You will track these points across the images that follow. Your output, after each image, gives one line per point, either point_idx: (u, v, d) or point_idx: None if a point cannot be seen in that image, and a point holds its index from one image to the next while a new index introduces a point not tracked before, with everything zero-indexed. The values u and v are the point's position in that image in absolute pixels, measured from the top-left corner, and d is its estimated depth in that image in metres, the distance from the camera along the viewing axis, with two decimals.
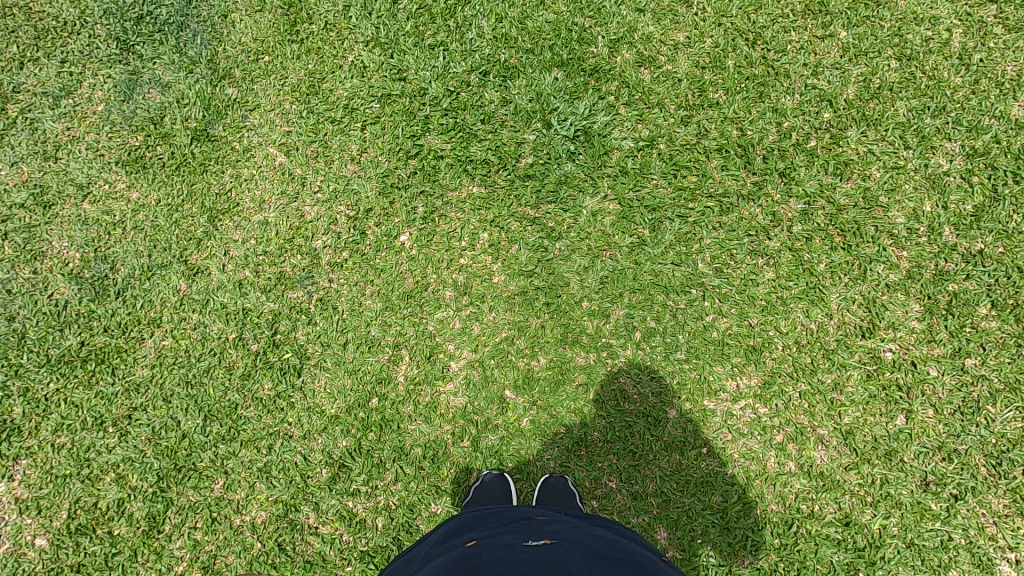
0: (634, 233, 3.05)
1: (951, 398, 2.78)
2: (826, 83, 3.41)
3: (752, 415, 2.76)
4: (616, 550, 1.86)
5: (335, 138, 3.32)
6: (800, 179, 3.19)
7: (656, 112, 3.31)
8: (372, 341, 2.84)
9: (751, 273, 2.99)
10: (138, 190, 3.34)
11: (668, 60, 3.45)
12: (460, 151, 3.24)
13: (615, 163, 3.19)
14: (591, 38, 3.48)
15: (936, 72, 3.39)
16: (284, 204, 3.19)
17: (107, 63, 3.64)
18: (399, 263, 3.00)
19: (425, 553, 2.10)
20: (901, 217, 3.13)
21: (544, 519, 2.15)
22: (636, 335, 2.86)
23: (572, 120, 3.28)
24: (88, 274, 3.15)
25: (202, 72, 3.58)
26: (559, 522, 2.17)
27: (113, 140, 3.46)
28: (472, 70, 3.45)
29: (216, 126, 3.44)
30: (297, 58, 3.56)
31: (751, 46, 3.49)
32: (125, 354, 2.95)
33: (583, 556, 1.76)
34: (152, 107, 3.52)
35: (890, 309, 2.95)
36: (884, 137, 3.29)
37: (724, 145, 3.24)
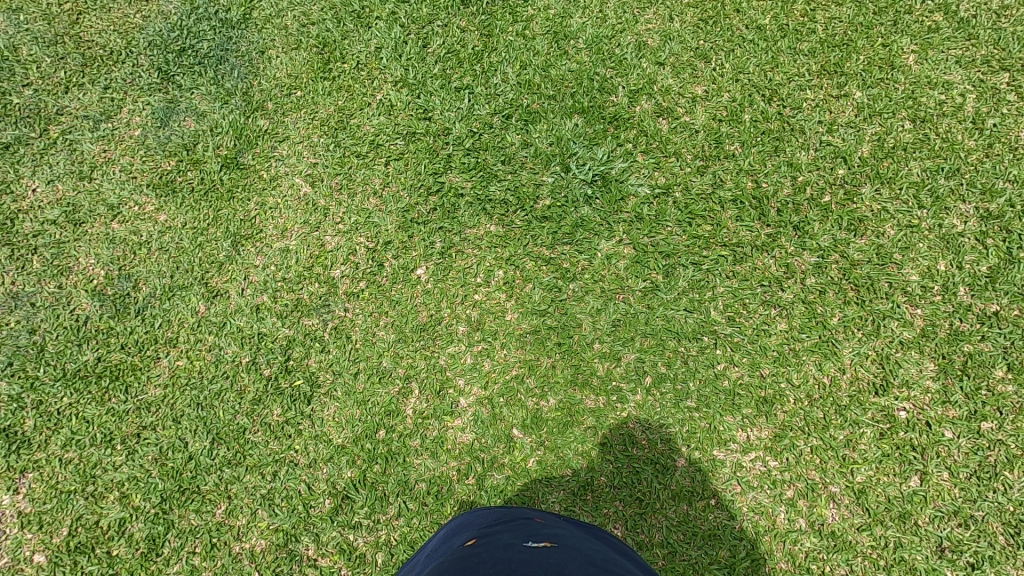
0: (648, 277, 3.08)
1: (967, 461, 2.73)
2: (840, 140, 3.48)
3: (762, 468, 2.72)
4: (609, 560, 1.95)
5: (360, 171, 3.43)
6: (814, 232, 3.23)
7: (672, 161, 3.40)
8: (383, 372, 2.86)
9: (763, 323, 3.00)
10: (166, 213, 3.45)
11: (686, 111, 3.55)
12: (480, 190, 3.32)
13: (631, 208, 3.25)
14: (612, 88, 3.61)
15: (950, 135, 3.46)
16: (306, 233, 3.27)
17: (147, 91, 3.82)
18: (414, 296, 3.04)
19: (424, 560, 2.18)
20: (915, 275, 3.14)
21: (542, 524, 2.23)
22: (646, 380, 2.85)
23: (591, 164, 3.36)
24: (110, 291, 3.23)
25: (236, 104, 3.74)
26: (558, 529, 2.20)
27: (147, 164, 3.60)
28: (495, 113, 3.57)
29: (246, 155, 3.57)
30: (328, 94, 3.72)
31: (767, 101, 3.59)
32: (140, 372, 2.99)
33: (579, 559, 1.85)
34: (187, 135, 3.67)
35: (904, 366, 2.93)
36: (897, 196, 3.34)
37: (739, 196, 3.30)
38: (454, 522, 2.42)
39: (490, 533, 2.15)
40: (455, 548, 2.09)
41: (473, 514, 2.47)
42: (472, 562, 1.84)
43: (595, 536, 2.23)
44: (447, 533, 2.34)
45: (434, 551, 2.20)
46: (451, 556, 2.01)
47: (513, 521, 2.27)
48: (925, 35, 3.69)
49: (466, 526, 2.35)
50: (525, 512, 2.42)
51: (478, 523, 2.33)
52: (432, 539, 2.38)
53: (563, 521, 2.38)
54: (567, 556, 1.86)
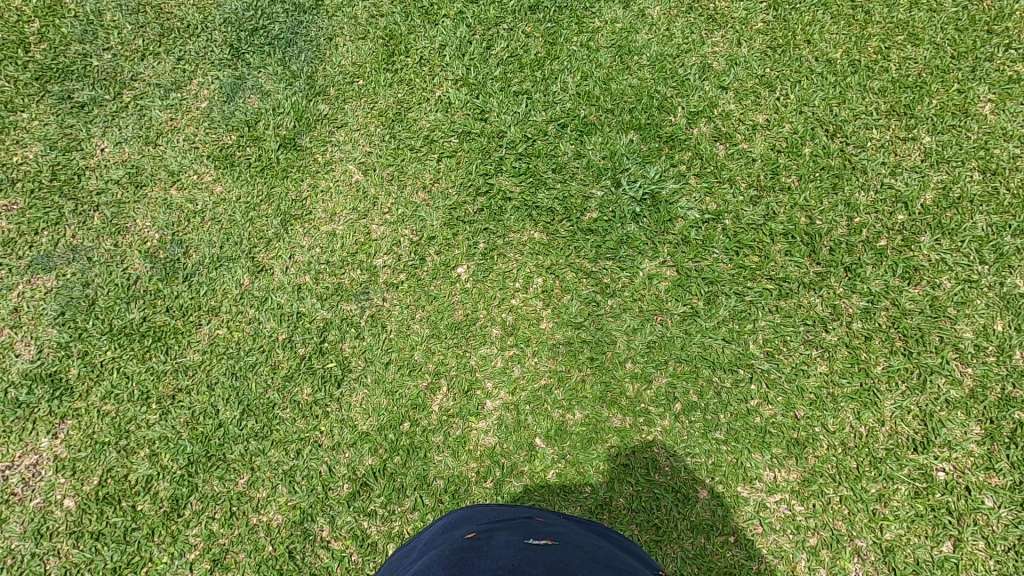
0: (688, 302, 3.03)
1: (1006, 533, 2.60)
2: (903, 184, 3.38)
3: (787, 511, 2.64)
4: (609, 561, 1.92)
5: (412, 165, 3.47)
6: (866, 276, 3.13)
7: (725, 187, 3.34)
8: (413, 365, 2.89)
9: (803, 363, 2.92)
10: (223, 185, 3.55)
11: (744, 138, 3.49)
12: (528, 196, 3.33)
13: (678, 230, 3.21)
14: (671, 108, 3.57)
15: (1021, 191, 3.32)
16: (354, 219, 3.32)
17: (217, 66, 3.95)
18: (452, 293, 3.06)
19: (424, 546, 2.20)
20: (969, 332, 3.03)
21: (543, 524, 2.20)
22: (676, 406, 2.81)
23: (642, 182, 3.32)
24: (162, 254, 3.34)
25: (300, 87, 3.83)
26: (560, 528, 2.19)
27: (209, 136, 3.71)
28: (551, 121, 3.57)
29: (304, 137, 3.65)
30: (389, 86, 3.78)
31: (830, 137, 3.51)
32: (181, 336, 3.08)
33: (574, 560, 1.83)
34: (250, 112, 3.77)
35: (947, 426, 2.82)
36: (958, 248, 3.21)
37: (791, 231, 3.22)
38: (454, 514, 2.41)
39: (491, 528, 2.14)
40: (456, 540, 2.08)
41: (475, 508, 2.47)
42: (474, 554, 1.83)
43: (598, 536, 2.22)
44: (447, 525, 2.33)
45: (433, 541, 2.19)
46: (452, 547, 2.00)
47: (515, 518, 2.26)
48: (1005, 85, 3.56)
49: (467, 519, 2.35)
50: (527, 510, 2.41)
51: (479, 516, 2.32)
52: (432, 529, 2.37)
53: (566, 520, 2.37)
54: (570, 554, 1.84)
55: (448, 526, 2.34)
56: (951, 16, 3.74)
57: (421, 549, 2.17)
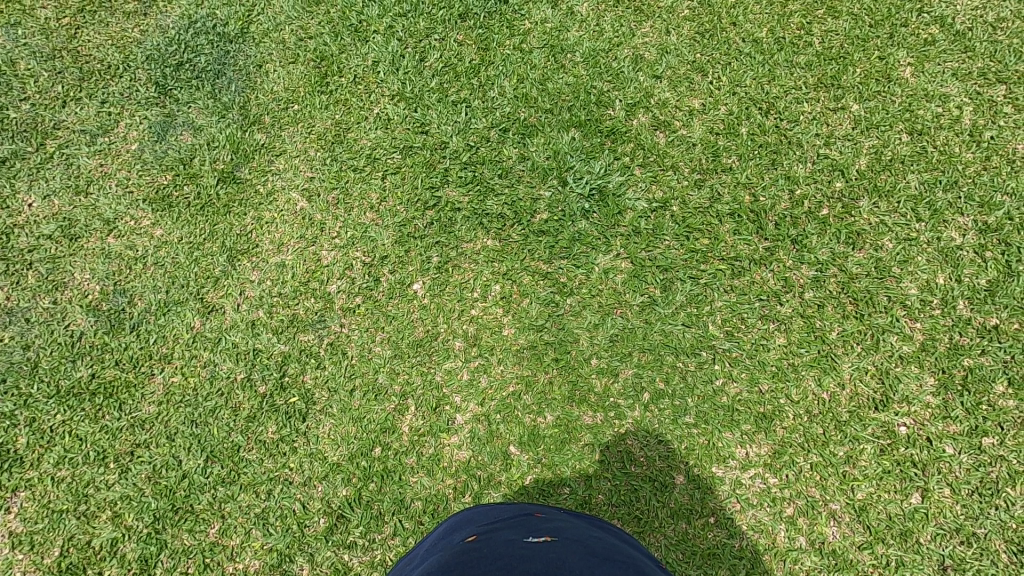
0: (645, 292, 3.06)
1: (968, 477, 2.71)
2: (838, 153, 3.48)
3: (762, 485, 2.69)
4: (614, 553, 1.91)
5: (357, 186, 3.42)
6: (813, 246, 3.22)
7: (670, 174, 3.38)
8: (379, 389, 2.84)
9: (762, 338, 2.98)
10: (162, 227, 3.44)
11: (683, 124, 3.54)
12: (477, 205, 3.31)
13: (628, 222, 3.24)
14: (609, 101, 3.59)
15: (948, 148, 3.48)
16: (302, 247, 3.25)
17: (144, 106, 3.82)
18: (410, 311, 3.02)
19: (426, 551, 2.18)
20: (914, 288, 3.14)
21: (544, 518, 2.21)
22: (644, 396, 2.83)
23: (587, 178, 3.35)
24: (105, 306, 3.21)
25: (233, 118, 3.74)
26: (556, 522, 2.17)
27: (143, 178, 3.59)
28: (492, 126, 3.55)
29: (242, 169, 3.56)
30: (325, 108, 3.72)
31: (765, 114, 3.58)
32: (134, 389, 2.97)
33: (583, 551, 1.81)
34: (183, 149, 3.66)
35: (903, 381, 2.92)
36: (896, 209, 3.33)
37: (736, 210, 3.29)
38: (450, 520, 2.38)
39: (487, 530, 2.11)
40: (453, 546, 2.04)
41: (469, 512, 2.43)
42: (470, 557, 1.79)
43: (595, 526, 2.20)
44: (444, 531, 2.29)
45: (430, 549, 2.15)
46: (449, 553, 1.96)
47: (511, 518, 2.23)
48: (921, 48, 3.71)
49: (463, 522, 2.31)
50: (523, 508, 2.38)
51: (475, 518, 2.29)
52: (428, 538, 2.33)
53: (561, 514, 2.35)
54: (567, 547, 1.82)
55: (444, 533, 2.30)
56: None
57: (418, 559, 2.12)
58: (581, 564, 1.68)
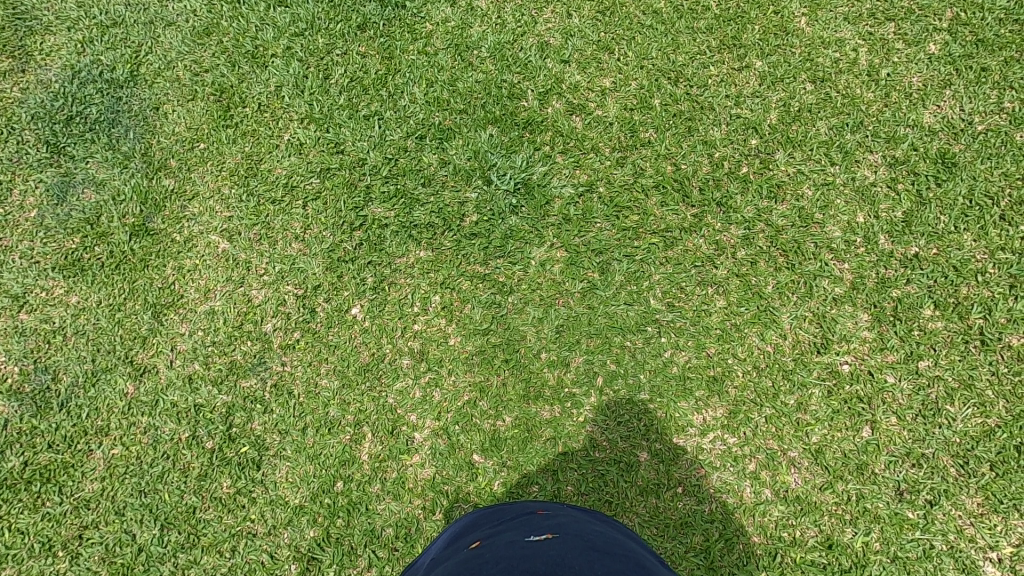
0: (584, 278, 3.07)
1: (910, 402, 2.84)
2: (749, 111, 3.56)
3: (723, 447, 2.74)
4: (616, 546, 1.88)
5: (278, 218, 3.30)
6: (737, 205, 3.28)
7: (591, 157, 3.39)
8: (331, 422, 2.77)
9: (702, 303, 3.03)
10: (77, 294, 3.24)
11: (597, 106, 3.55)
12: (404, 217, 3.24)
13: (557, 211, 3.24)
14: (521, 93, 3.57)
15: (850, 90, 3.60)
16: (230, 290, 3.12)
17: (38, 168, 3.59)
18: (352, 337, 2.95)
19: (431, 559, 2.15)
20: (838, 230, 3.25)
21: (546, 515, 2.18)
22: (598, 381, 2.85)
23: (511, 173, 3.32)
24: (28, 387, 3.02)
25: (137, 166, 3.55)
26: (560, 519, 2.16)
27: (48, 245, 3.38)
28: (408, 136, 3.48)
29: (154, 219, 3.39)
30: (233, 142, 3.56)
31: (674, 84, 3.63)
32: (73, 469, 2.81)
33: (584, 547, 1.77)
34: (87, 207, 3.45)
35: (840, 322, 3.02)
36: (810, 157, 3.44)
37: (660, 182, 3.32)
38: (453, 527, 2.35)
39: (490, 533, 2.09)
40: (458, 551, 2.03)
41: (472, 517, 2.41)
42: (474, 561, 1.77)
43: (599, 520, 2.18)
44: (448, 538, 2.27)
45: (435, 555, 2.13)
46: (453, 560, 1.94)
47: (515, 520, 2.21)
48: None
49: (468, 528, 2.29)
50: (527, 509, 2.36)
51: (480, 522, 2.27)
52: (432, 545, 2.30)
53: (564, 511, 2.34)
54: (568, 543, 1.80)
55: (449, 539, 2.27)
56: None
57: (423, 567, 2.10)
58: (584, 561, 1.63)
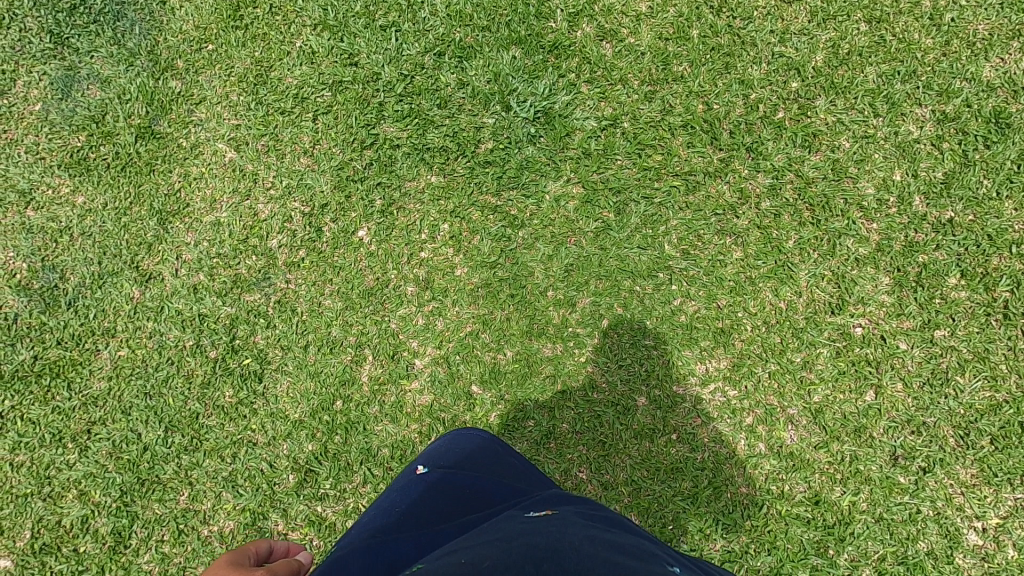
0: (599, 217, 2.96)
1: (919, 370, 2.79)
2: (794, 50, 3.29)
3: (722, 399, 2.73)
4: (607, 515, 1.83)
5: (286, 130, 3.17)
6: (768, 152, 3.10)
7: (618, 89, 3.18)
8: (333, 342, 2.77)
9: (719, 253, 2.93)
10: (83, 194, 3.19)
11: (630, 32, 3.28)
12: (417, 139, 3.10)
13: (577, 145, 3.08)
14: (549, 12, 3.29)
15: (907, 35, 3.30)
16: (236, 202, 3.05)
17: (41, 59, 3.43)
18: (357, 260, 2.89)
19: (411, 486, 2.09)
20: (871, 187, 3.08)
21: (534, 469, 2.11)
22: (603, 323, 2.80)
23: (532, 101, 3.14)
24: (36, 284, 3.04)
25: (143, 65, 3.39)
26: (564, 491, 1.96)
27: (53, 142, 3.29)
28: (426, 51, 3.27)
29: (161, 122, 3.27)
30: (242, 45, 3.37)
31: (716, 13, 3.32)
32: (81, 367, 2.86)
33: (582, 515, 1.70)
34: (92, 105, 3.34)
35: (859, 283, 2.92)
36: (853, 106, 3.20)
37: (689, 121, 3.13)
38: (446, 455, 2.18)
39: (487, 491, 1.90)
40: (450, 499, 1.85)
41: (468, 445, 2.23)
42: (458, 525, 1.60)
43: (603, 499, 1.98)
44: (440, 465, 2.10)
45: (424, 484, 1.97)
46: (443, 517, 1.77)
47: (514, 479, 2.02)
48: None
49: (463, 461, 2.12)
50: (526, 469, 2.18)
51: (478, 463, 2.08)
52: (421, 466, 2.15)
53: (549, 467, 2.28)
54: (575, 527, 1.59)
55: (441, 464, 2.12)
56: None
57: (408, 497, 1.95)
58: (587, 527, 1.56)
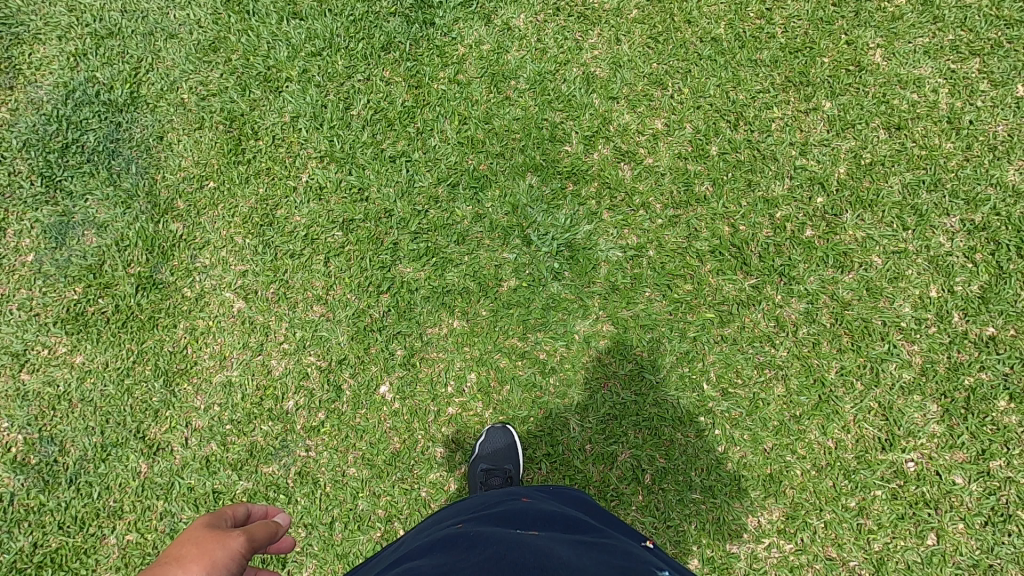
0: (633, 358, 2.83)
1: (980, 508, 2.67)
2: (815, 163, 3.21)
3: (778, 555, 2.62)
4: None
5: (296, 275, 3.01)
6: (801, 275, 2.99)
7: (641, 214, 3.07)
8: (360, 516, 2.62)
9: (760, 390, 2.80)
10: (82, 353, 3.00)
11: (648, 152, 3.18)
12: (436, 280, 2.96)
13: (603, 278, 2.96)
14: (564, 136, 3.21)
15: (927, 140, 3.25)
16: (247, 358, 2.88)
17: (32, 205, 3.27)
18: (381, 420, 2.73)
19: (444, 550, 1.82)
20: (908, 306, 2.97)
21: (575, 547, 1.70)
22: (646, 478, 2.70)
23: (553, 233, 3.02)
24: (33, 459, 2.83)
25: (141, 207, 3.24)
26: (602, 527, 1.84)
27: (48, 296, 3.11)
28: (439, 182, 3.14)
29: (162, 270, 3.11)
30: (246, 181, 3.24)
31: (734, 127, 3.26)
32: (85, 555, 2.68)
33: None
34: (89, 253, 3.17)
35: (907, 413, 2.80)
36: (880, 219, 3.12)
37: (717, 247, 3.02)
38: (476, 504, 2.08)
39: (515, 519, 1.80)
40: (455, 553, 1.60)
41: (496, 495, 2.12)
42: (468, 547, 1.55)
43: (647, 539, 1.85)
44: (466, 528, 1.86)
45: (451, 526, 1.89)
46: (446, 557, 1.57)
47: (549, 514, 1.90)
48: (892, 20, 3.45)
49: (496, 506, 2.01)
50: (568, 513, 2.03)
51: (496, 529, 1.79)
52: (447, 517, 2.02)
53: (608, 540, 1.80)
54: None
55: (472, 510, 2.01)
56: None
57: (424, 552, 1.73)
58: None
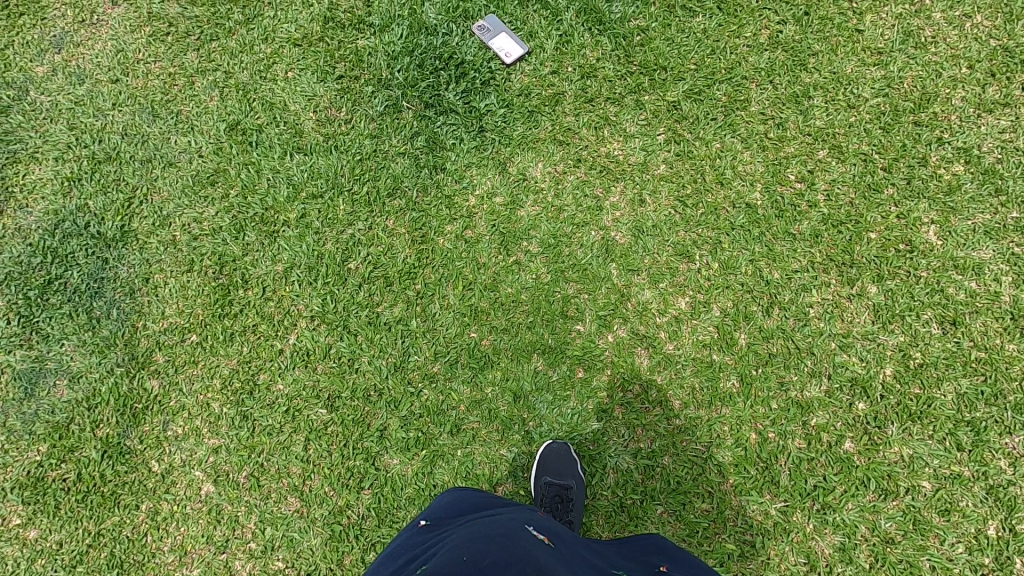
0: None
1: None
2: (858, 360, 2.84)
3: None
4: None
5: (275, 457, 2.77)
6: (836, 501, 2.62)
7: (656, 414, 2.74)
8: None
9: None
10: (37, 527, 2.77)
11: (669, 338, 2.87)
12: (424, 479, 2.68)
13: (609, 492, 2.67)
14: (576, 313, 2.90)
15: (987, 339, 2.87)
16: (208, 556, 2.66)
17: (6, 347, 3.08)
18: None
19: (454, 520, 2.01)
20: (962, 547, 2.56)
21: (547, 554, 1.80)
22: None
23: (557, 431, 2.72)
24: None
25: (117, 358, 3.02)
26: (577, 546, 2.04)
27: (9, 455, 2.89)
28: (436, 358, 2.87)
29: (131, 435, 2.88)
30: (230, 338, 3.00)
31: (766, 311, 2.92)
32: None
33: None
34: (58, 408, 2.96)
35: None
36: (931, 434, 2.72)
37: (741, 460, 2.68)
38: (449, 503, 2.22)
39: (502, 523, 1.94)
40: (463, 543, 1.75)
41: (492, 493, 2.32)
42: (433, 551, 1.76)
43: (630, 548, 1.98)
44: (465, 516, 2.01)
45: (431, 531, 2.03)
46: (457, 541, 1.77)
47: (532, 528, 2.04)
48: (949, 186, 3.18)
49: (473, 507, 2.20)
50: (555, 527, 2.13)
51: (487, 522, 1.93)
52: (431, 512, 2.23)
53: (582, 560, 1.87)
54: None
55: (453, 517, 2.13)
56: (866, 129, 3.33)
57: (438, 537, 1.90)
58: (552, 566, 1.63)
